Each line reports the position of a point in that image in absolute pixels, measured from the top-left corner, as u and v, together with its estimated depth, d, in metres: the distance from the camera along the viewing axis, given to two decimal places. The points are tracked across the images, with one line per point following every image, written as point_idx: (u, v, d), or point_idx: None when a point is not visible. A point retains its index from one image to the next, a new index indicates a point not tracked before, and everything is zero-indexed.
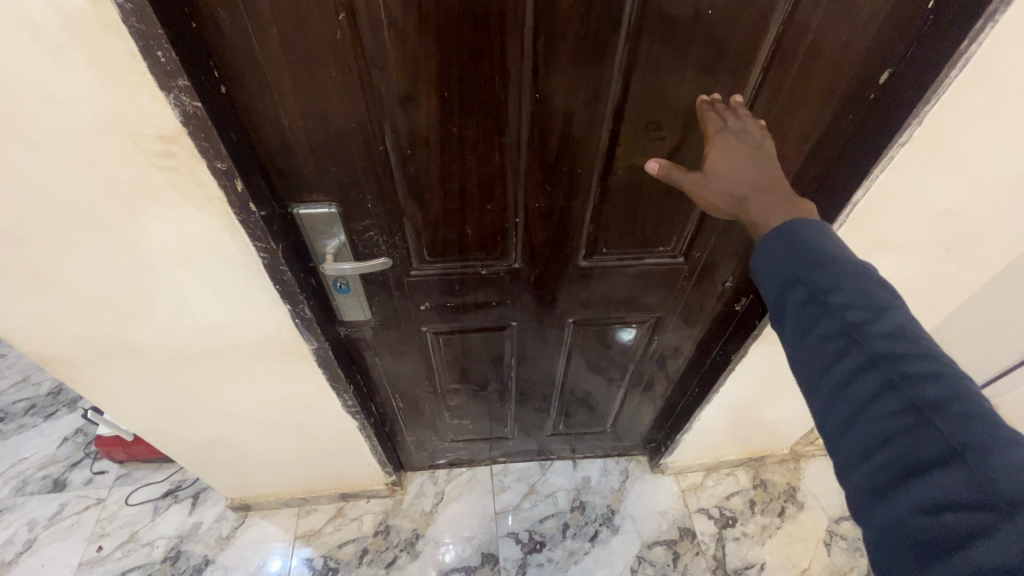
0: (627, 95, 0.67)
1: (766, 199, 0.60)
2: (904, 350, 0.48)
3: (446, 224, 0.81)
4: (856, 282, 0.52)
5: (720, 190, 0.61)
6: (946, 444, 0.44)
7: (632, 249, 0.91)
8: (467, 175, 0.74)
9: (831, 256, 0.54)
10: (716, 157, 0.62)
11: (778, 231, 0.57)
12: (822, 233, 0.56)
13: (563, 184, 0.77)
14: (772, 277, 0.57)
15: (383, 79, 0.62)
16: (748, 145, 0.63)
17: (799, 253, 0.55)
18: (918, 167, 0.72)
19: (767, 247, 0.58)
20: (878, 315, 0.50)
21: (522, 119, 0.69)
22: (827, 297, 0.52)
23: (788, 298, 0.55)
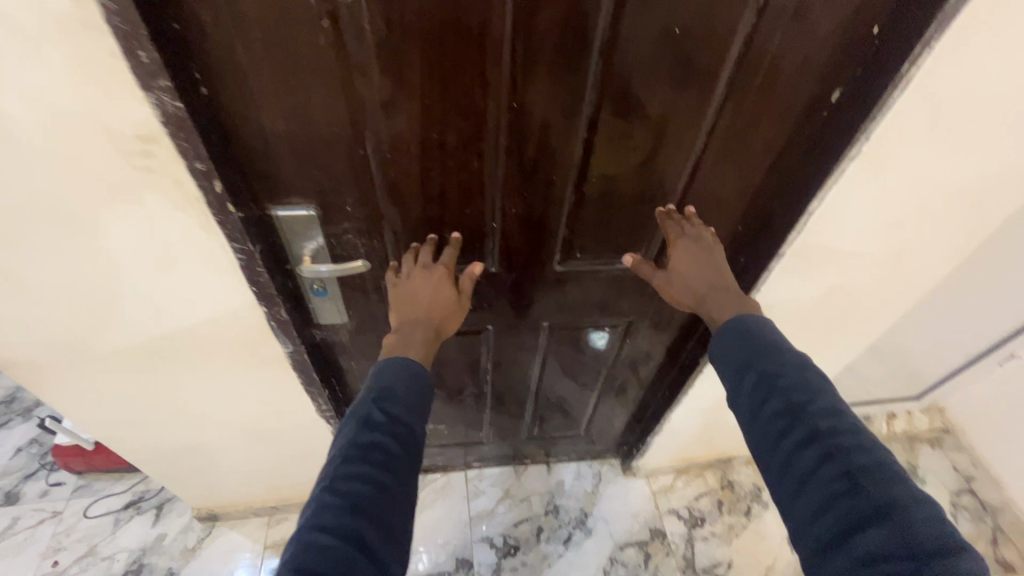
0: (602, 107, 0.70)
1: (717, 297, 0.79)
2: (838, 425, 0.59)
3: (426, 228, 0.82)
4: (798, 371, 0.65)
5: (683, 290, 0.82)
6: (875, 502, 0.53)
7: (607, 255, 0.94)
8: (447, 181, 0.76)
9: (778, 351, 0.68)
10: (676, 264, 0.82)
11: (731, 325, 0.74)
12: (768, 330, 0.72)
13: (539, 192, 0.80)
14: (734, 367, 0.71)
15: (366, 85, 0.63)
16: (702, 252, 0.81)
17: (753, 348, 0.70)
18: (868, 180, 0.77)
19: (727, 338, 0.73)
20: (815, 396, 0.62)
21: (502, 128, 0.71)
22: (775, 380, 0.64)
23: (745, 382, 0.68)
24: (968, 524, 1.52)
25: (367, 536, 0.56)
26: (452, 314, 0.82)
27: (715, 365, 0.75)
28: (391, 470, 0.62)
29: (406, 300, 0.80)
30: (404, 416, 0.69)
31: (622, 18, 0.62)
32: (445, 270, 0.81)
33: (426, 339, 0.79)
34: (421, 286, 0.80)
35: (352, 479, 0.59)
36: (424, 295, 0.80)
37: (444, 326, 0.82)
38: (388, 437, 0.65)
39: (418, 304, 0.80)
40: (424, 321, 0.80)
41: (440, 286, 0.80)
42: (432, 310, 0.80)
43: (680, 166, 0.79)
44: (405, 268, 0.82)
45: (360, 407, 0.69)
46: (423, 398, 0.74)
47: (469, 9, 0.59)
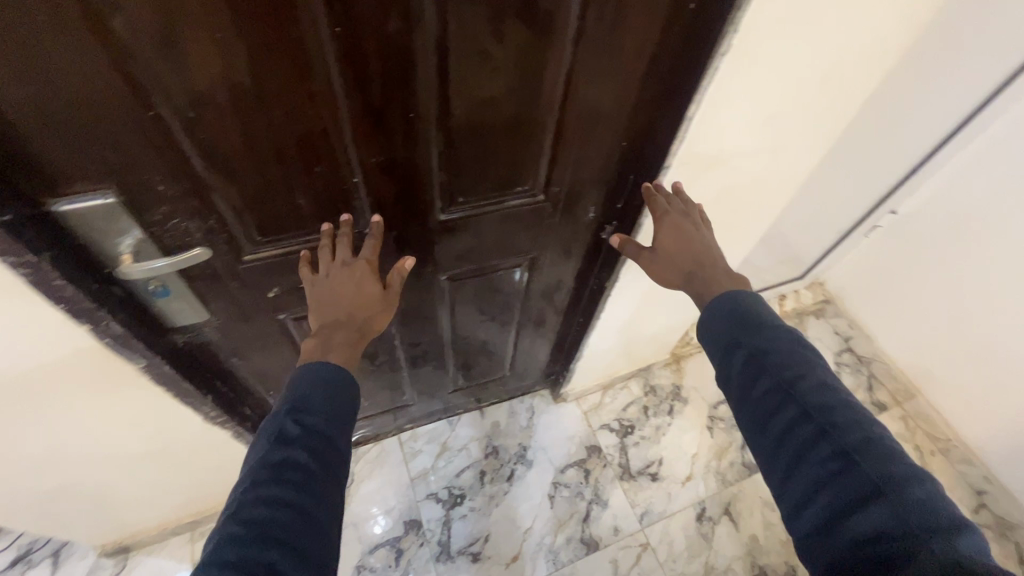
0: (448, 24, 0.59)
1: (705, 271, 0.81)
2: (830, 402, 0.60)
3: (272, 195, 0.69)
4: (788, 347, 0.66)
5: (674, 266, 0.84)
6: (870, 480, 0.54)
7: (492, 194, 0.86)
8: (280, 136, 0.63)
9: (767, 326, 0.69)
10: (664, 240, 0.85)
11: (718, 301, 0.75)
12: (756, 304, 0.73)
13: (398, 135, 0.69)
14: (720, 344, 0.71)
15: (125, 24, 0.48)
16: (689, 223, 0.85)
17: (739, 324, 0.71)
18: (740, 75, 0.74)
19: (713, 315, 0.74)
20: (806, 373, 0.63)
21: (331, 62, 0.58)
22: (765, 358, 0.66)
23: (733, 360, 0.69)
24: (850, 377, 1.73)
25: (280, 566, 0.50)
26: (378, 311, 0.77)
27: (701, 341, 0.76)
28: (308, 487, 0.57)
29: (325, 300, 0.74)
30: (324, 427, 0.63)
31: None
32: (368, 264, 0.76)
33: (351, 340, 0.74)
34: (341, 284, 0.74)
35: (260, 505, 0.54)
36: (349, 288, 0.74)
37: (370, 325, 0.77)
38: (305, 451, 0.59)
39: (340, 303, 0.74)
40: (348, 321, 0.74)
41: (364, 282, 0.75)
42: (357, 309, 0.75)
43: (551, 83, 0.71)
44: (323, 265, 0.75)
45: (273, 421, 0.63)
46: (348, 405, 0.68)
47: None
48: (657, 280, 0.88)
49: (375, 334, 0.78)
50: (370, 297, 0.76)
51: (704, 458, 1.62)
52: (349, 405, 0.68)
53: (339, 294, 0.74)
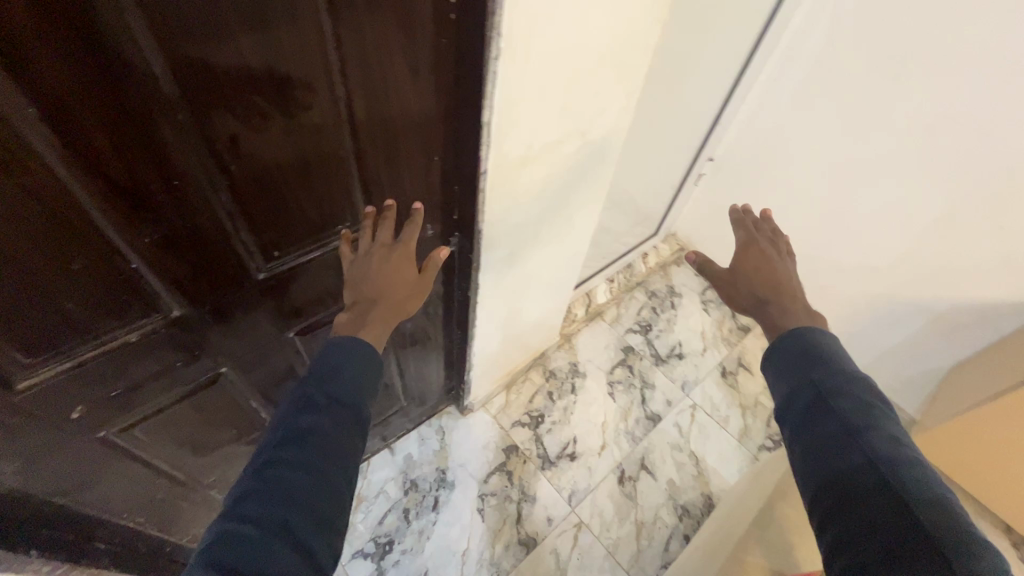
0: (183, 79, 0.53)
1: (779, 298, 0.96)
2: (897, 457, 0.64)
3: (28, 311, 0.58)
4: (860, 397, 0.72)
5: (745, 283, 1.02)
6: (928, 540, 0.56)
7: (311, 238, 0.81)
8: (14, 244, 0.52)
9: (840, 371, 0.76)
10: (748, 266, 1.03)
11: (796, 340, 0.83)
12: (837, 354, 0.79)
13: (173, 206, 0.62)
14: (792, 382, 0.79)
15: None
16: (770, 252, 1.03)
17: (811, 366, 0.78)
18: (520, 74, 0.76)
19: (790, 355, 0.82)
20: (877, 426, 0.68)
21: (48, 151, 0.49)
22: (830, 398, 0.72)
23: (799, 397, 0.76)
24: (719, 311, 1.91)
25: (297, 525, 0.57)
26: (410, 294, 0.87)
27: (768, 379, 0.84)
28: (326, 453, 0.64)
29: (363, 279, 0.82)
30: (344, 399, 0.70)
31: None
32: (405, 248, 0.85)
33: (385, 319, 0.84)
34: (382, 265, 0.82)
35: (281, 466, 0.61)
36: (387, 269, 0.83)
37: (402, 307, 0.86)
38: (326, 420, 0.67)
39: (383, 283, 0.82)
40: (383, 298, 0.83)
41: (400, 265, 0.84)
42: (394, 291, 0.84)
43: (332, 118, 0.68)
44: (364, 245, 0.83)
45: (302, 386, 0.71)
46: (369, 381, 0.75)
47: None
48: (727, 296, 1.04)
49: (405, 312, 0.88)
50: (402, 280, 0.85)
51: (613, 424, 1.70)
52: (372, 382, 0.76)
53: (377, 271, 0.82)
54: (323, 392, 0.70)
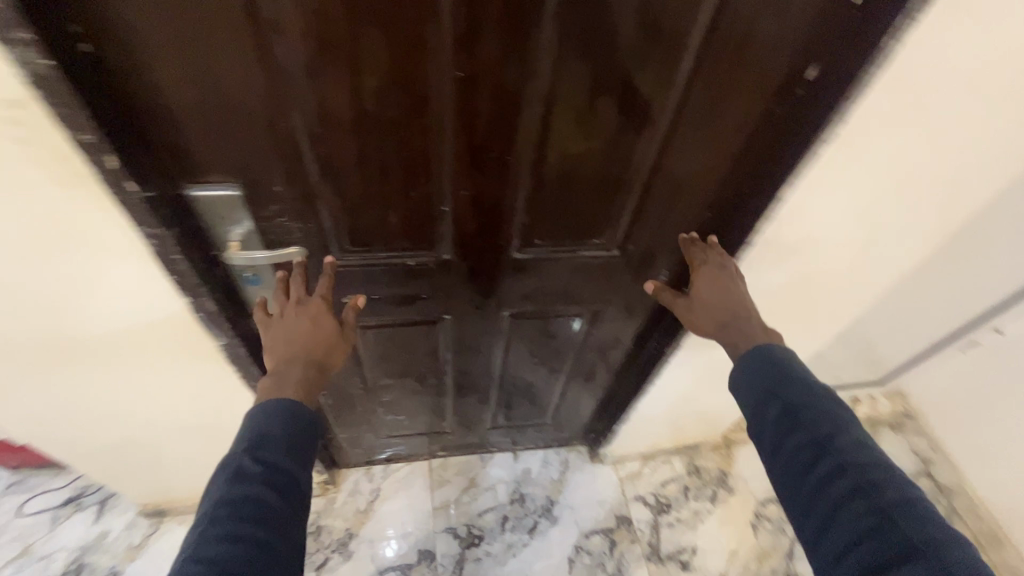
0: (558, 79, 0.63)
1: (738, 321, 0.77)
2: (868, 462, 0.58)
3: (368, 211, 0.75)
4: (822, 400, 0.63)
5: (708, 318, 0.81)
6: (907, 542, 0.52)
7: (568, 242, 0.87)
8: (389, 159, 0.68)
9: (797, 379, 0.66)
10: (700, 291, 0.81)
11: (752, 355, 0.70)
12: (785, 356, 0.70)
13: (493, 175, 0.73)
14: (754, 395, 0.68)
15: (287, 50, 0.55)
16: (725, 277, 0.81)
17: (773, 375, 0.67)
18: (842, 163, 0.72)
19: (746, 369, 0.70)
20: (843, 431, 0.60)
21: (445, 102, 0.63)
22: (801, 413, 0.63)
23: (767, 414, 0.65)
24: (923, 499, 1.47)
25: None
26: (335, 346, 0.74)
27: (730, 387, 0.73)
28: (271, 524, 0.55)
29: (284, 339, 0.71)
30: (285, 461, 0.60)
31: None
32: (323, 300, 0.75)
33: (305, 374, 0.70)
34: (298, 321, 0.73)
35: (219, 546, 0.52)
36: (302, 325, 0.73)
37: (328, 360, 0.73)
38: (268, 489, 0.57)
39: (295, 337, 0.71)
40: (308, 354, 0.71)
41: (321, 317, 0.74)
42: (318, 343, 0.72)
43: (646, 147, 0.73)
44: (277, 307, 0.75)
45: (228, 460, 0.59)
46: (309, 438, 0.65)
47: None
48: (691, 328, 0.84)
49: (334, 370, 0.75)
50: (329, 330, 0.74)
51: (744, 558, 1.49)
52: (313, 435, 0.66)
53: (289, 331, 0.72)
54: (259, 460, 0.59)
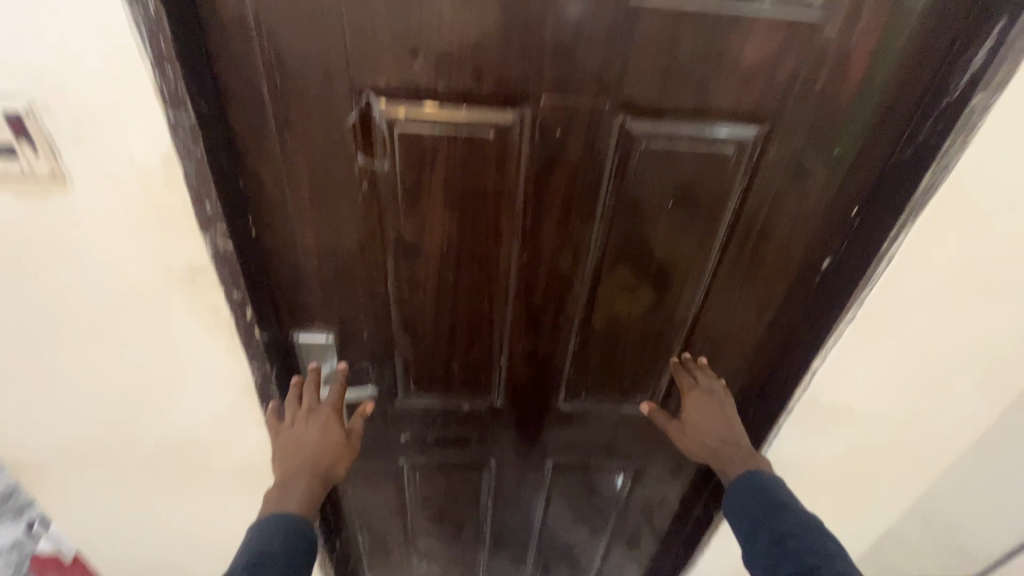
0: (605, 262, 0.75)
1: (731, 448, 0.80)
2: None
3: (435, 359, 0.86)
4: (811, 531, 0.66)
5: (698, 440, 0.83)
6: None
7: (611, 397, 0.94)
8: (458, 317, 0.81)
9: (788, 509, 0.70)
10: (690, 414, 0.84)
11: (742, 481, 0.75)
12: (779, 487, 0.73)
13: (546, 334, 0.83)
14: (747, 524, 0.71)
15: (393, 236, 0.71)
16: (714, 403, 0.83)
17: (763, 503, 0.72)
18: (867, 342, 0.76)
19: (737, 497, 0.75)
20: (828, 560, 0.61)
21: (510, 275, 0.76)
22: (786, 541, 0.65)
23: (757, 541, 0.68)
24: None
25: None
26: (341, 456, 0.73)
27: (727, 517, 0.76)
28: None
29: (293, 449, 0.72)
30: None
31: (621, 194, 0.69)
32: (332, 409, 0.75)
33: (310, 485, 0.70)
34: (308, 432, 0.73)
35: None
36: (310, 435, 0.72)
37: (332, 471, 0.73)
38: None
39: (304, 453, 0.71)
40: (314, 466, 0.71)
41: (331, 427, 0.74)
42: (323, 452, 0.72)
43: (682, 317, 0.82)
44: (289, 413, 0.75)
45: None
46: (306, 559, 0.62)
47: (487, 182, 0.67)
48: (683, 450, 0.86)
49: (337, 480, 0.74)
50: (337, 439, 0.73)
51: None
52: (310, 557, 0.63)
53: (297, 441, 0.72)
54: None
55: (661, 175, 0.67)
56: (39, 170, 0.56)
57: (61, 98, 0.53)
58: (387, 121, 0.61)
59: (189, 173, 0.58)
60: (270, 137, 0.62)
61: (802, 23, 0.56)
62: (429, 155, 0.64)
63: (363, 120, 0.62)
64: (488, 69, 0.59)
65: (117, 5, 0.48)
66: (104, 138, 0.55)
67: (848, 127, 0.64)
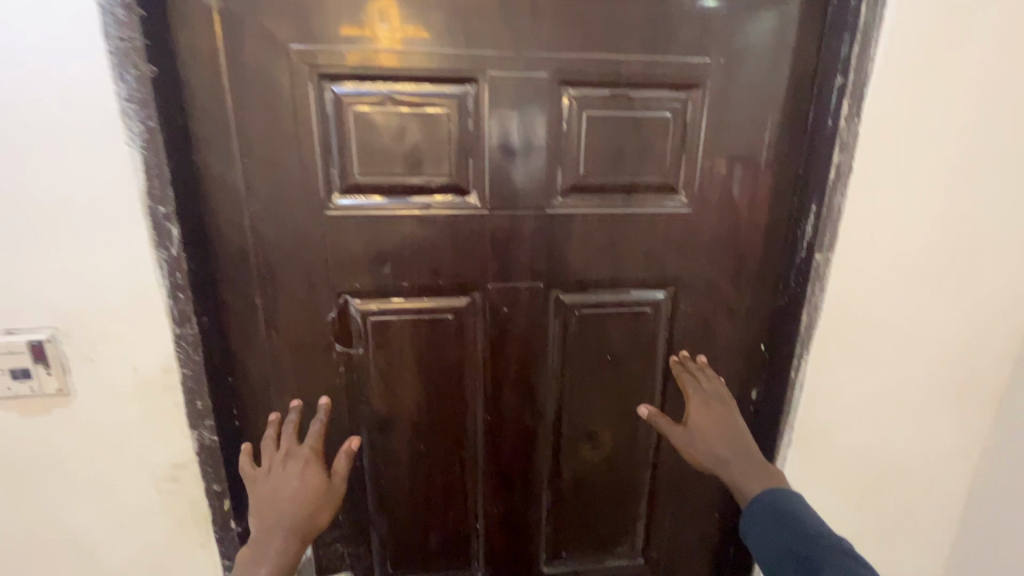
0: (562, 414, 0.83)
1: (742, 456, 0.72)
2: None
3: (411, 532, 0.86)
4: (841, 563, 0.57)
5: (704, 449, 0.74)
6: None
7: (592, 553, 0.93)
8: (433, 485, 0.84)
9: (812, 535, 0.61)
10: (696, 419, 0.75)
11: (758, 503, 0.67)
12: (799, 506, 0.65)
13: (519, 492, 0.86)
14: (770, 558, 0.63)
15: (368, 412, 0.78)
16: (721, 405, 0.76)
17: (782, 530, 0.63)
18: (809, 461, 0.83)
19: (755, 524, 0.66)
20: None
21: (478, 437, 0.82)
22: (817, 574, 0.57)
23: (784, 573, 0.60)
24: None
25: None
26: (323, 504, 0.66)
27: (745, 541, 0.67)
28: None
29: (271, 499, 0.64)
30: None
31: (566, 353, 0.80)
32: (312, 451, 0.68)
33: (286, 548, 0.63)
34: (286, 480, 0.65)
35: None
36: (289, 483, 0.65)
37: (313, 524, 0.65)
38: None
39: (282, 504, 0.64)
40: (291, 517, 0.64)
41: (310, 472, 0.67)
42: (301, 502, 0.65)
43: (643, 458, 0.88)
44: (267, 457, 0.68)
45: None
46: None
47: (449, 354, 0.77)
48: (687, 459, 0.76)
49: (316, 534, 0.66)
50: (316, 485, 0.66)
51: None
52: None
53: (273, 491, 0.65)
54: None
55: (597, 334, 0.79)
56: (48, 388, 0.63)
57: (84, 324, 0.62)
58: (361, 314, 0.73)
59: (185, 375, 0.66)
60: (258, 338, 0.72)
61: (677, 216, 0.75)
62: (398, 337, 0.75)
63: (341, 315, 0.73)
64: (443, 268, 0.73)
65: (148, 252, 0.62)
66: (114, 355, 0.64)
67: (737, 283, 0.79)
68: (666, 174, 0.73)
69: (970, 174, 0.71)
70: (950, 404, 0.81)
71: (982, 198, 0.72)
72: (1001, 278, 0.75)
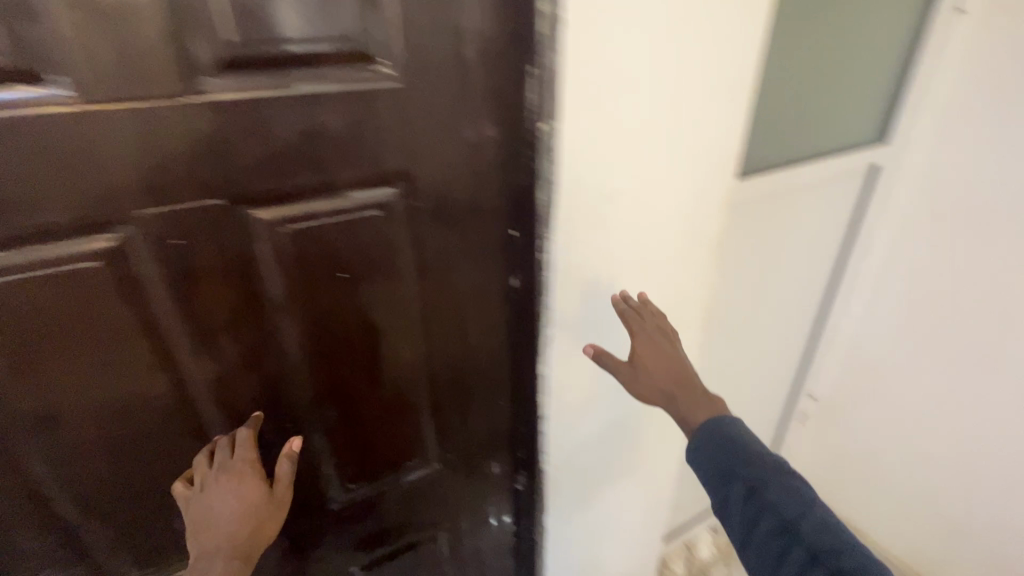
0: (307, 347, 0.72)
1: (682, 391, 0.77)
2: (835, 549, 0.63)
3: (155, 519, 0.72)
4: (782, 480, 0.69)
5: (650, 388, 0.79)
6: None
7: (387, 469, 0.90)
8: (163, 464, 0.69)
9: (755, 457, 0.71)
10: (641, 359, 0.79)
11: (706, 429, 0.74)
12: (734, 426, 0.74)
13: (282, 438, 0.77)
14: (715, 477, 0.72)
15: (13, 411, 0.58)
16: (662, 339, 0.80)
17: (727, 452, 0.72)
18: (575, 335, 0.85)
19: (701, 445, 0.74)
20: (807, 515, 0.66)
21: (204, 398, 0.68)
22: (763, 492, 0.68)
23: (730, 492, 0.71)
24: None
25: None
26: (264, 515, 0.66)
27: (689, 462, 0.77)
28: None
29: (204, 520, 0.63)
30: None
31: (290, 279, 0.66)
32: (247, 463, 0.67)
33: (227, 571, 0.62)
34: (218, 499, 0.64)
35: None
36: (225, 502, 0.64)
37: (255, 539, 0.65)
38: None
39: (219, 524, 0.63)
40: (232, 538, 0.63)
41: (241, 489, 0.65)
42: (240, 521, 0.64)
43: (416, 368, 0.83)
44: (197, 475, 0.66)
45: None
46: None
47: (117, 313, 0.58)
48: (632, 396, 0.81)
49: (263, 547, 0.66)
50: (254, 500, 0.66)
51: None
52: None
53: (212, 514, 0.64)
54: None
55: (321, 249, 0.66)
56: None
57: None
58: None
59: None
60: None
61: (386, 94, 0.61)
62: (17, 307, 0.54)
63: None
64: (56, 198, 0.51)
65: None
66: None
67: (473, 168, 0.71)
68: (349, 38, 0.57)
69: (675, 15, 0.67)
70: (680, 258, 0.89)
71: (687, 43, 0.70)
72: (707, 126, 0.78)
